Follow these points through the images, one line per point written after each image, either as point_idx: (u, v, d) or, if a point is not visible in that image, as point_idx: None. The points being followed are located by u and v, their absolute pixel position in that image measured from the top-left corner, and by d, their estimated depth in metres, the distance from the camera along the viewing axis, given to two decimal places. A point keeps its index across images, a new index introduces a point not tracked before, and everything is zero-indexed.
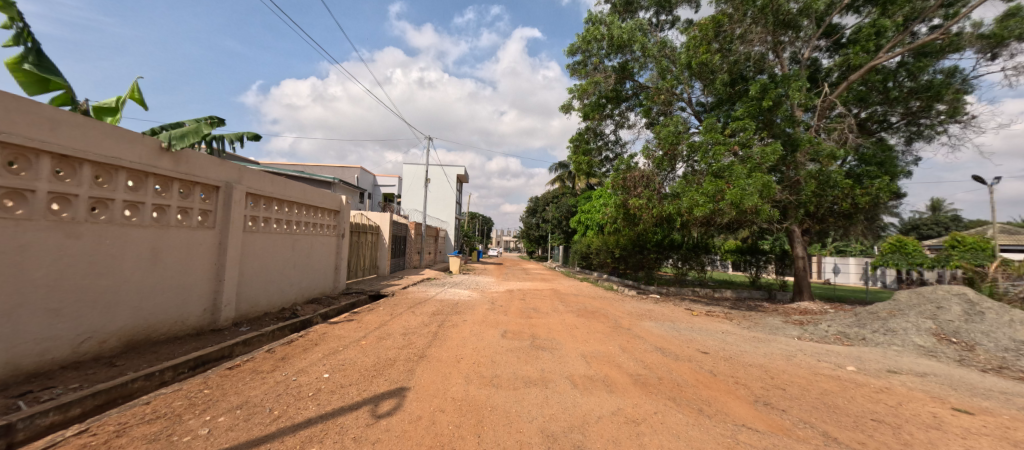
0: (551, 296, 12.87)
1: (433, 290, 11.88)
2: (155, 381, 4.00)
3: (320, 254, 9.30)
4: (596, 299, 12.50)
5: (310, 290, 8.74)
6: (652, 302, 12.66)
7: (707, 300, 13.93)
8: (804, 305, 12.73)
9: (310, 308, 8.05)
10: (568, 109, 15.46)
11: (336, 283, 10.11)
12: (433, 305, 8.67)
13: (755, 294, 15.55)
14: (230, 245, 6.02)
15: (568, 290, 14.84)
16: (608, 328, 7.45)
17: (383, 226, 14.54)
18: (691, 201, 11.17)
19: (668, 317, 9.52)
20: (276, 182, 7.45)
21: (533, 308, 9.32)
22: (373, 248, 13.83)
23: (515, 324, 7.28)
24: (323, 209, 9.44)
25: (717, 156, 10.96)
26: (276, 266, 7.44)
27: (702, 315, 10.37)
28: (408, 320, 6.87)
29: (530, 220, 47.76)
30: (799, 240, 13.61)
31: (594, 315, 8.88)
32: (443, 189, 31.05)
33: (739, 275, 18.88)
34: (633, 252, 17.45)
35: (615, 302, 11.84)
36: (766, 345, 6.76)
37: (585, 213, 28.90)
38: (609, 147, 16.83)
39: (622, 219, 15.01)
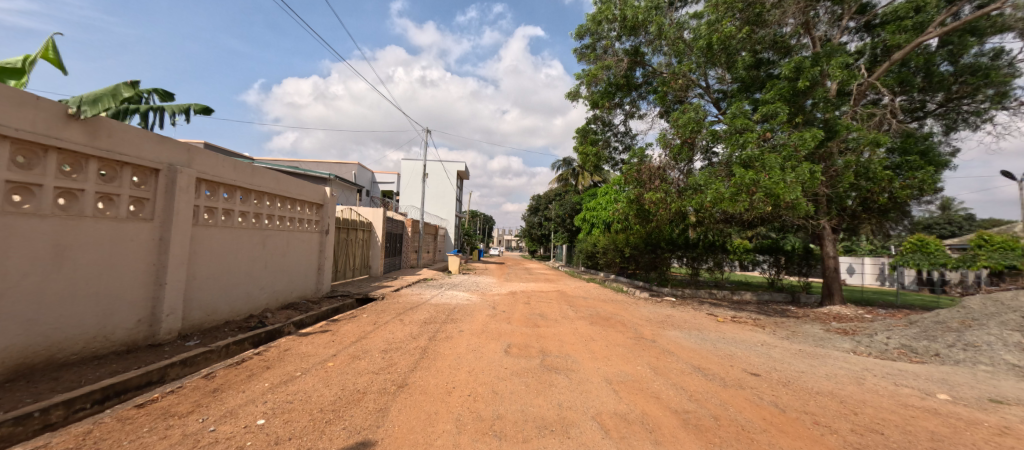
0: (557, 299, 11.76)
1: (429, 293, 10.78)
2: (34, 424, 2.85)
3: (299, 253, 8.23)
4: (608, 303, 11.37)
5: (285, 293, 7.67)
6: (668, 306, 11.52)
7: (727, 303, 12.77)
8: (836, 310, 11.55)
9: (283, 315, 6.97)
10: (575, 96, 14.29)
11: (319, 285, 9.04)
12: (426, 312, 7.55)
13: (777, 297, 14.38)
14: (174, 242, 4.94)
15: (575, 292, 13.71)
16: (629, 340, 6.32)
17: (375, 223, 13.47)
18: (716, 194, 10.00)
19: (692, 325, 8.39)
20: (240, 168, 6.38)
21: (540, 315, 8.21)
22: (364, 247, 12.73)
23: (520, 336, 6.16)
24: (302, 202, 8.36)
25: (748, 144, 9.73)
26: (239, 267, 6.37)
27: (728, 322, 9.23)
28: (393, 332, 5.77)
29: (533, 219, 46.63)
30: (830, 239, 12.41)
31: (609, 323, 7.76)
32: (443, 185, 29.95)
33: (756, 276, 17.69)
34: (643, 252, 16.28)
35: (629, 307, 10.71)
36: (822, 363, 5.63)
37: (590, 211, 27.76)
38: (619, 139, 15.67)
39: (634, 216, 13.84)
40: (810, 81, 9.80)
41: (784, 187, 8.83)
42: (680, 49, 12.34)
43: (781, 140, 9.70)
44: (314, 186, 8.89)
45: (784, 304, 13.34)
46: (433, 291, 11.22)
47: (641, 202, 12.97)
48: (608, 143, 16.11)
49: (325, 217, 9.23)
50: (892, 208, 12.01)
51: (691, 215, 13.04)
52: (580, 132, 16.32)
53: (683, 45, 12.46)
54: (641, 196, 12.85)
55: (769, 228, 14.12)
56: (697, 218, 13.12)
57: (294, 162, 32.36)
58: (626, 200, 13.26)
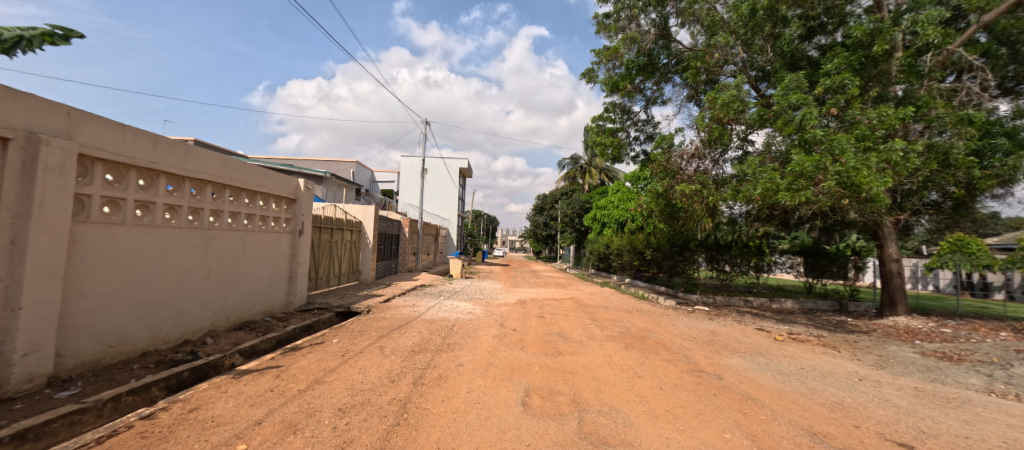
0: (575, 310, 10.12)
1: (425, 303, 9.16)
2: None
3: (261, 259, 6.69)
4: (634, 315, 9.70)
5: (238, 309, 6.10)
6: (705, 318, 9.83)
7: (770, 314, 11.02)
8: (903, 323, 9.82)
9: (230, 340, 5.38)
10: (591, 78, 12.66)
11: (289, 297, 7.49)
12: (417, 333, 5.93)
13: (822, 305, 12.64)
14: (38, 246, 3.36)
15: (592, 300, 12.05)
16: (686, 377, 4.67)
17: (367, 223, 11.90)
18: (766, 184, 8.06)
19: (751, 346, 6.72)
20: (168, 147, 4.80)
21: (559, 334, 6.57)
22: (351, 250, 11.13)
23: (540, 372, 4.51)
24: (264, 195, 6.78)
25: (808, 121, 7.82)
26: (166, 278, 4.82)
27: (788, 341, 7.52)
28: (366, 370, 4.14)
29: (538, 219, 45.03)
30: (891, 238, 10.71)
31: (651, 347, 6.11)
32: (446, 183, 28.42)
33: (791, 280, 15.91)
34: (668, 254, 14.53)
35: (661, 321, 9.02)
36: (976, 416, 3.94)
37: (601, 209, 26.05)
38: (640, 126, 14.02)
39: (659, 212, 12.20)
40: (886, 48, 8.09)
41: (870, 175, 6.89)
42: (715, 20, 10.64)
43: (852, 118, 7.81)
44: (283, 177, 7.35)
45: (834, 314, 11.57)
46: (431, 301, 9.64)
47: (669, 196, 11.22)
48: (626, 133, 14.40)
49: (298, 214, 7.69)
50: (966, 200, 10.25)
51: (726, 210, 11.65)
52: (595, 120, 14.66)
53: (719, 14, 10.78)
54: (670, 189, 11.14)
55: (814, 224, 12.33)
56: (736, 210, 11.75)
57: (289, 160, 30.88)
58: (651, 194, 11.63)
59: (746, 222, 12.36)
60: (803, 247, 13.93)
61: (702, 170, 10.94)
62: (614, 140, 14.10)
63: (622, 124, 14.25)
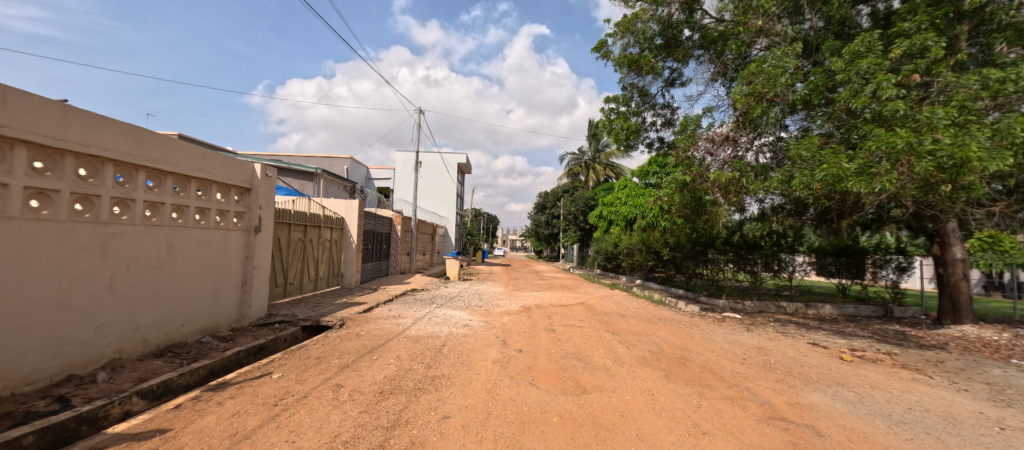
0: (589, 319, 8.70)
1: (413, 313, 7.74)
2: None
3: (198, 263, 5.27)
4: (660, 326, 8.29)
5: (161, 330, 4.67)
6: (743, 329, 8.39)
7: (813, 322, 9.56)
8: (974, 334, 8.36)
9: (136, 375, 3.95)
10: (603, 55, 11.22)
11: (242, 309, 6.09)
12: (393, 360, 4.51)
13: (864, 311, 11.22)
14: None
15: (605, 306, 10.61)
16: (773, 432, 3.24)
17: (350, 219, 10.44)
18: (831, 170, 6.55)
19: (822, 372, 5.29)
20: (36, 107, 3.38)
21: (577, 358, 5.14)
22: (331, 250, 9.69)
23: (562, 429, 3.09)
24: (202, 182, 5.35)
25: (883, 90, 6.36)
26: (34, 292, 3.40)
27: (860, 363, 6.07)
28: (299, 435, 2.71)
29: (540, 218, 43.59)
30: (955, 236, 9.28)
31: (701, 377, 4.68)
32: (445, 179, 26.97)
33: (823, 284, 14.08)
34: (688, 254, 13.11)
35: (694, 333, 7.59)
36: None
37: (607, 206, 24.50)
38: (659, 111, 12.62)
39: (683, 205, 10.76)
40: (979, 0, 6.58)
41: (978, 151, 5.45)
42: None
43: (941, 87, 6.31)
44: (232, 161, 5.92)
45: (883, 321, 10.10)
46: (421, 310, 8.21)
47: (704, 189, 9.82)
48: (643, 119, 12.97)
49: (255, 207, 6.28)
50: None
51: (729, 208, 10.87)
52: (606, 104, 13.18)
53: None
54: (704, 180, 9.74)
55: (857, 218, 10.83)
56: (771, 201, 10.25)
57: (280, 156, 29.36)
58: (676, 185, 10.18)
59: (779, 216, 10.85)
60: (839, 246, 12.29)
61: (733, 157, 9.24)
62: (628, 125, 12.61)
63: (638, 108, 12.78)
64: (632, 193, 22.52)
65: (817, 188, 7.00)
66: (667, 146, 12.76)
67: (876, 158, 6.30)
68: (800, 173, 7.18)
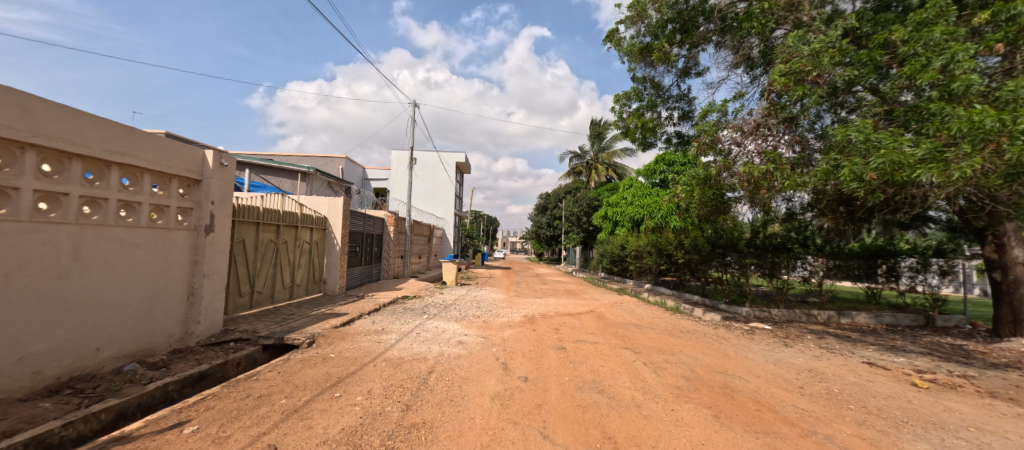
0: (602, 332, 7.64)
1: (398, 326, 6.63)
2: None
3: (122, 272, 4.19)
4: (684, 340, 7.21)
5: (62, 358, 3.58)
6: (779, 343, 7.29)
7: (853, 333, 8.47)
8: None
9: (3, 425, 2.85)
10: (613, 39, 10.20)
11: (187, 325, 5.02)
12: (361, 399, 3.44)
13: (902, 320, 10.15)
14: None
15: (616, 315, 9.54)
16: None
17: (334, 219, 9.36)
18: (888, 156, 5.42)
19: (906, 407, 4.21)
20: None
21: (598, 390, 4.06)
22: (310, 253, 8.61)
23: None
24: (129, 169, 4.28)
25: (958, 63, 5.36)
26: None
27: (940, 391, 4.97)
28: None
29: (541, 220, 42.63)
30: (1015, 237, 8.22)
31: (763, 419, 3.58)
32: (443, 179, 25.93)
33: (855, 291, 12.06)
34: (705, 256, 12.02)
35: (727, 350, 6.51)
36: None
37: (612, 206, 23.42)
38: (673, 103, 11.63)
39: (703, 203, 9.74)
40: None
41: None
42: None
43: None
44: (174, 145, 4.84)
45: (929, 332, 9.02)
46: (410, 321, 7.14)
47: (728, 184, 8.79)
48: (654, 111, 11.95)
49: (205, 203, 5.20)
50: None
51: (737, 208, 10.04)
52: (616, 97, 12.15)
53: None
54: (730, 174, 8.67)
55: (897, 216, 9.75)
56: (802, 198, 9.19)
57: (272, 156, 28.36)
58: (696, 179, 9.15)
59: (810, 214, 9.86)
60: (871, 249, 11.21)
61: (763, 147, 8.01)
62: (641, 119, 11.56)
63: (651, 100, 11.74)
64: (638, 193, 21.47)
65: (874, 181, 5.82)
66: (685, 141, 11.69)
67: (952, 141, 5.22)
68: (849, 161, 6.07)
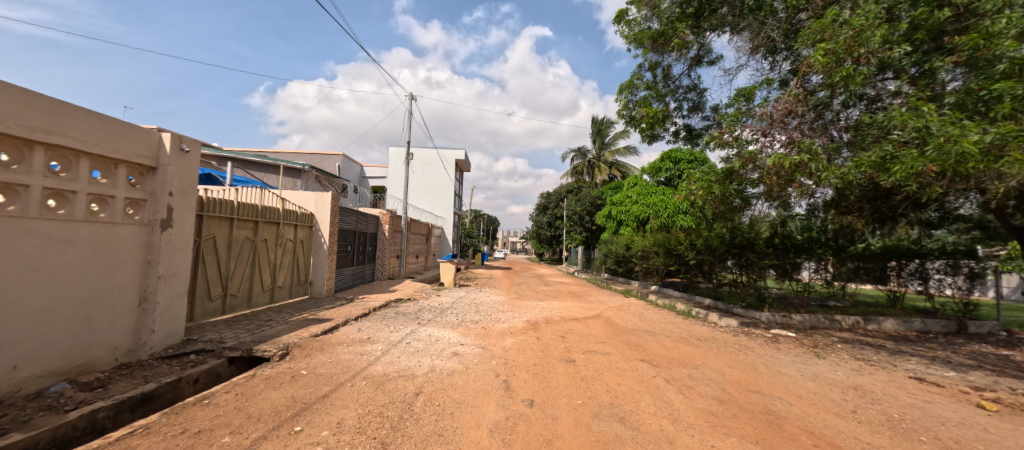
0: (613, 339, 6.95)
1: (384, 334, 5.92)
2: None
3: (49, 275, 3.48)
4: (705, 349, 6.51)
5: None
6: (809, 353, 6.60)
7: (885, 342, 7.77)
8: None
9: None
10: (623, 23, 9.51)
11: (139, 335, 4.33)
12: (326, 435, 2.74)
13: (933, 326, 9.44)
14: None
15: (626, 320, 8.86)
16: None
17: (321, 216, 8.67)
18: (959, 145, 4.65)
19: (991, 440, 3.49)
20: None
21: (620, 419, 3.37)
22: (293, 253, 7.91)
23: None
24: (60, 152, 3.57)
25: None
26: None
27: (1014, 415, 4.26)
28: None
29: (542, 219, 41.99)
30: None
31: None
32: (441, 177, 25.23)
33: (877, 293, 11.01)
34: (719, 257, 11.27)
35: (755, 362, 5.81)
36: None
37: (616, 205, 22.71)
38: (684, 93, 10.94)
39: (721, 199, 9.02)
40: None
41: None
42: None
43: None
44: (121, 126, 4.12)
45: (965, 340, 8.33)
46: (401, 328, 6.45)
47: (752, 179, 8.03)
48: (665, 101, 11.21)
49: (161, 193, 4.50)
50: None
51: (755, 205, 9.38)
52: (624, 85, 11.36)
53: None
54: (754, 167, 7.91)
55: (928, 214, 9.06)
56: (827, 194, 8.54)
57: (267, 152, 27.65)
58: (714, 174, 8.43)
59: (836, 212, 9.15)
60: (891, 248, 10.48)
61: (795, 136, 7.22)
62: (651, 109, 10.76)
63: (662, 89, 10.99)
64: (642, 192, 20.80)
65: (932, 174, 5.06)
66: (693, 134, 10.96)
67: None
68: (905, 153, 5.29)
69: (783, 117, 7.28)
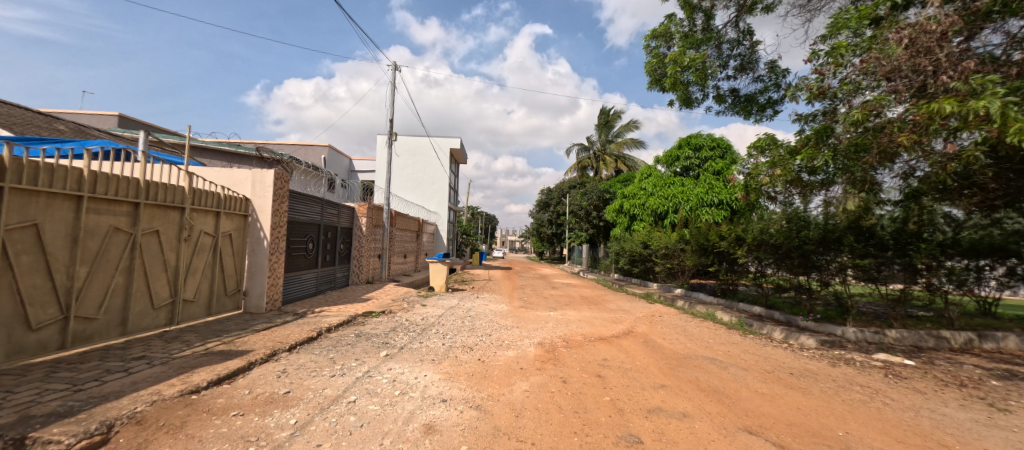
0: (672, 375, 4.67)
1: (315, 381, 3.65)
2: None
3: None
4: (820, 395, 4.23)
5: None
6: (973, 399, 4.36)
7: None
8: None
9: None
10: None
11: None
12: None
13: None
14: None
15: (671, 341, 6.61)
16: None
17: (258, 201, 6.38)
18: None
19: None
20: None
21: None
22: (211, 254, 5.60)
23: None
24: None
25: None
26: None
27: None
28: None
29: (543, 216, 39.80)
30: None
31: None
32: (435, 168, 22.89)
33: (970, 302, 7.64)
34: (781, 257, 8.59)
35: (923, 425, 3.55)
36: None
37: (628, 198, 20.36)
38: (732, 47, 8.67)
39: (797, 178, 6.76)
40: None
41: None
42: None
43: None
44: None
45: None
46: (353, 364, 4.20)
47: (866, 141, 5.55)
48: (713, 50, 8.77)
49: None
50: None
51: (829, 188, 6.93)
52: (659, 29, 8.99)
53: None
54: (875, 124, 5.40)
55: None
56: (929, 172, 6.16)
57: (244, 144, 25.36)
58: (809, 136, 6.13)
59: (932, 194, 6.67)
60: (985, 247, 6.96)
61: (960, 71, 4.49)
62: (696, 56, 8.30)
63: (704, 39, 8.62)
64: (659, 183, 18.61)
65: None
66: (742, 99, 8.70)
67: None
68: None
69: (934, 43, 4.68)
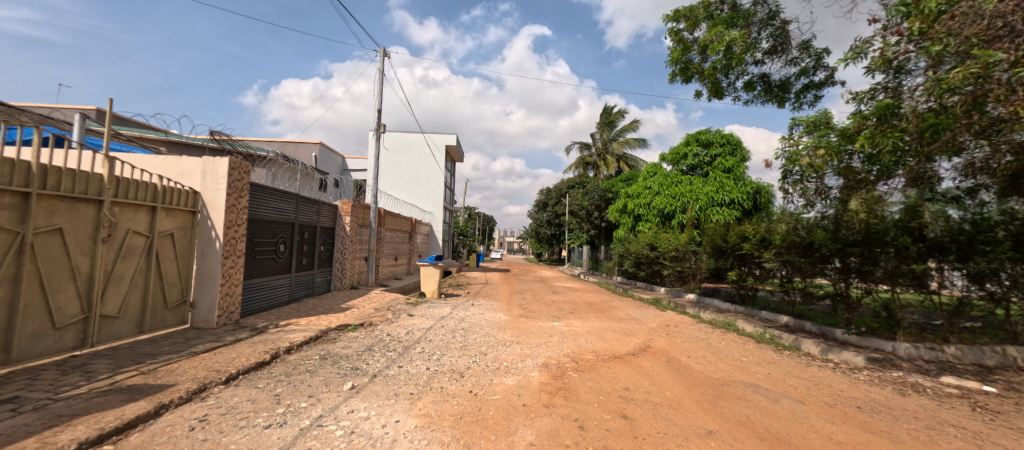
0: (717, 412, 3.67)
1: (240, 436, 2.62)
2: None
3: None
4: (915, 442, 3.25)
5: None
6: None
7: None
8: None
9: None
10: None
11: None
12: None
13: None
14: None
15: (698, 360, 5.63)
16: None
17: (210, 196, 5.35)
18: None
19: None
20: None
21: None
22: (147, 258, 4.61)
23: None
24: None
25: None
26: None
27: None
28: None
29: (542, 217, 38.86)
30: None
31: None
32: (430, 166, 21.85)
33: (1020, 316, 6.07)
34: (815, 260, 7.57)
35: None
36: None
37: (632, 198, 19.39)
38: (761, 26, 7.74)
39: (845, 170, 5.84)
40: None
41: None
42: None
43: None
44: None
45: None
46: (303, 403, 3.18)
47: (948, 117, 4.60)
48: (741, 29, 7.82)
49: None
50: None
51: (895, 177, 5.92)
52: (682, 10, 8.06)
53: None
54: (958, 99, 4.44)
55: None
56: (1007, 160, 5.20)
57: None
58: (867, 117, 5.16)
59: (998, 185, 5.63)
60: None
61: None
62: (721, 36, 7.36)
63: (733, 18, 7.62)
64: (666, 182, 17.68)
65: None
66: (774, 86, 8.19)
67: None
68: None
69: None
